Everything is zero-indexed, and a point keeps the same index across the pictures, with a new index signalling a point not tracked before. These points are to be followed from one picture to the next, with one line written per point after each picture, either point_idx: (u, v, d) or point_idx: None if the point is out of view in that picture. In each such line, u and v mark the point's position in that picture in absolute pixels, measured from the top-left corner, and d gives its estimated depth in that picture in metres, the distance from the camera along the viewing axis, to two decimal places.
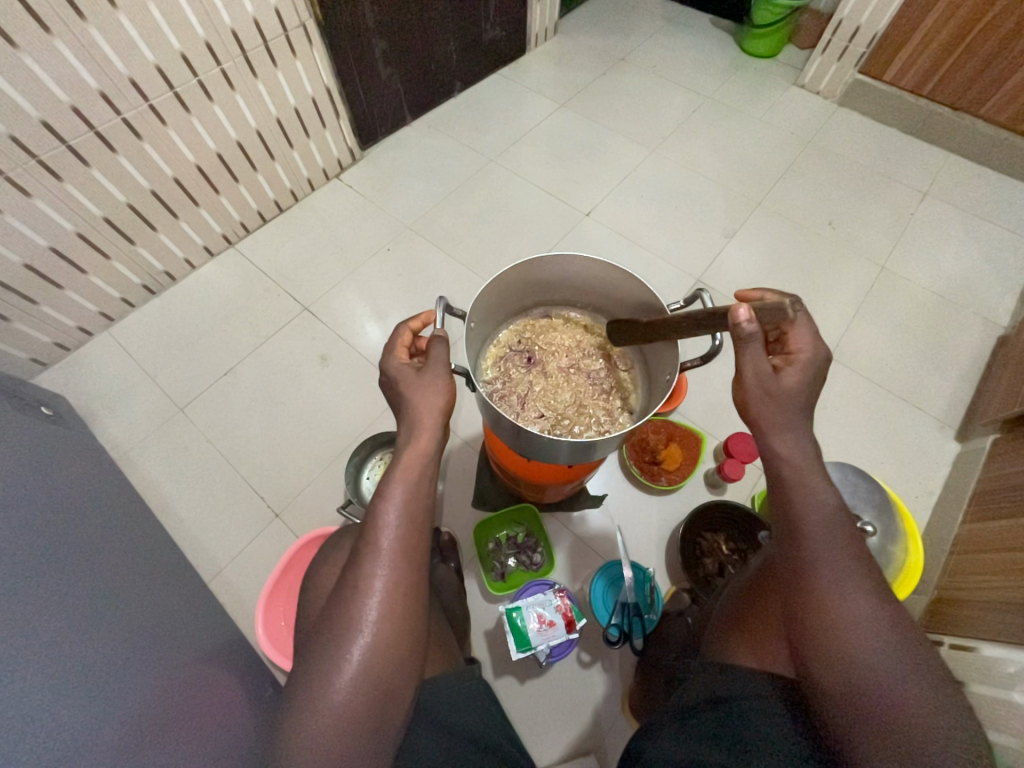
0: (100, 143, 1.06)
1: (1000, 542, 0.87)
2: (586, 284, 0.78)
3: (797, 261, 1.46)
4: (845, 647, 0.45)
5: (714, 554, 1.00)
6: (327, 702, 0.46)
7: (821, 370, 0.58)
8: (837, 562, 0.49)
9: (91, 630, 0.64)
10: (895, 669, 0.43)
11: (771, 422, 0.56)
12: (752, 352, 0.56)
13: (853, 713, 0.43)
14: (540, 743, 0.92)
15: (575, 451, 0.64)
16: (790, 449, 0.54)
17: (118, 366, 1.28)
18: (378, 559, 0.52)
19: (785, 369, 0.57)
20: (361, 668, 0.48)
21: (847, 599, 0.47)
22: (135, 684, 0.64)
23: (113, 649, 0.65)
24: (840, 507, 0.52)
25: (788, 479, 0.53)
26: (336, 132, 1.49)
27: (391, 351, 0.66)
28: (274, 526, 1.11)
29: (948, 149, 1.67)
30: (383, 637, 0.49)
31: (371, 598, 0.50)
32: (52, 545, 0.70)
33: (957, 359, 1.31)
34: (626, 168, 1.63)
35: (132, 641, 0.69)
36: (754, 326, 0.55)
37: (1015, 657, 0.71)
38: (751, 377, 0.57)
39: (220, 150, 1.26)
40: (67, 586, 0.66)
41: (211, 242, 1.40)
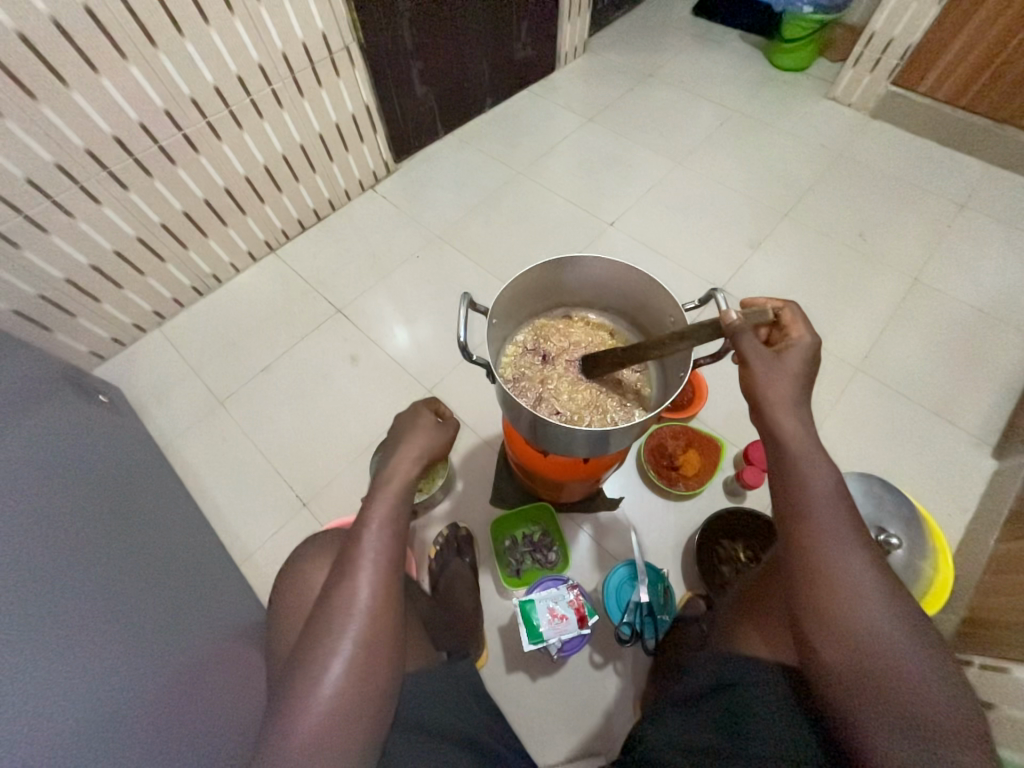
0: (161, 156, 1.16)
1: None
2: (605, 286, 0.81)
3: (825, 271, 1.44)
4: (854, 630, 0.47)
5: (732, 561, 0.99)
6: (319, 688, 0.48)
7: (814, 356, 0.60)
8: (836, 558, 0.49)
9: (125, 603, 0.68)
10: (897, 645, 0.45)
11: (780, 400, 0.56)
12: (750, 342, 0.58)
13: (866, 692, 0.45)
14: (550, 741, 0.93)
15: (591, 442, 0.67)
16: (795, 428, 0.55)
17: (166, 361, 1.38)
18: (362, 558, 0.55)
19: (783, 352, 0.60)
20: (348, 665, 0.50)
21: (848, 586, 0.48)
22: (161, 656, 0.68)
23: (144, 621, 0.69)
24: (839, 486, 0.52)
25: (796, 459, 0.53)
26: (373, 146, 1.58)
27: (422, 402, 0.74)
28: (301, 515, 1.17)
29: (988, 161, 1.62)
30: (373, 628, 0.52)
31: (360, 592, 0.53)
32: (95, 522, 0.75)
33: (995, 373, 1.26)
34: (652, 179, 1.66)
35: (163, 616, 0.74)
36: (745, 322, 0.59)
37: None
38: (754, 359, 0.58)
39: (266, 163, 1.35)
40: (107, 560, 0.71)
41: (255, 248, 1.49)
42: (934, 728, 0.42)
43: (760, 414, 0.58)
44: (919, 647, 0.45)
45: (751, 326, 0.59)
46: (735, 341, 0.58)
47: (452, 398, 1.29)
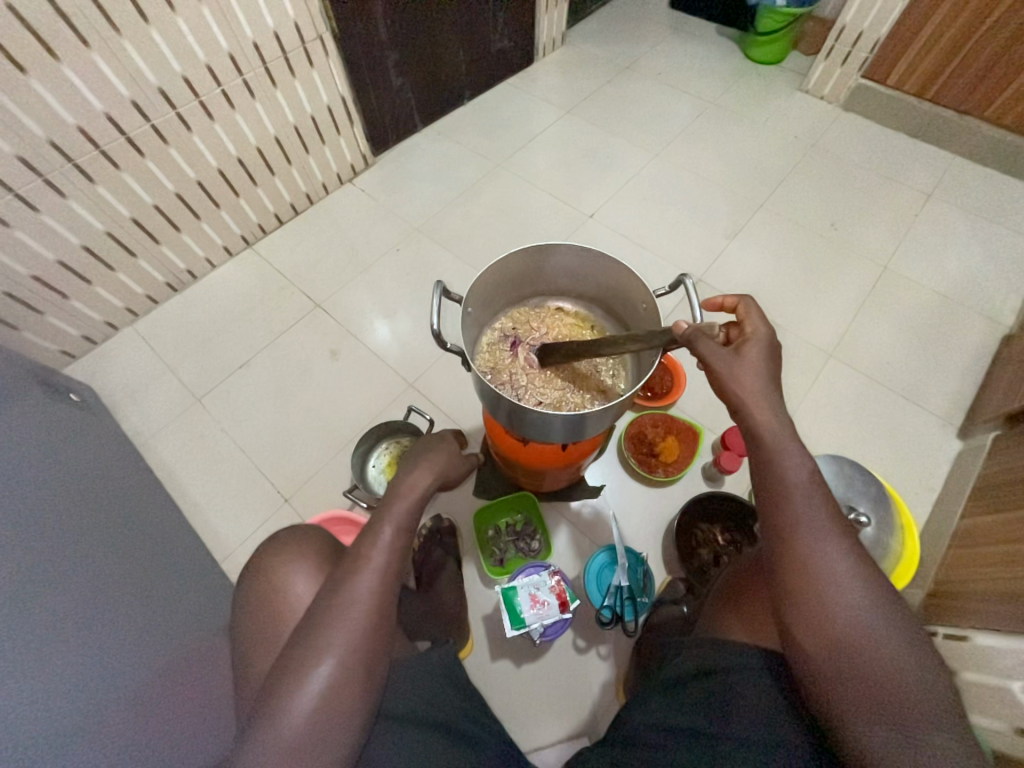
0: (129, 148, 1.14)
1: (1009, 532, 0.84)
2: (578, 274, 0.81)
3: (799, 260, 1.47)
4: (832, 613, 0.48)
5: (710, 544, 1.02)
6: (311, 685, 0.48)
7: (774, 346, 0.62)
8: (813, 548, 0.50)
9: (95, 607, 0.66)
10: (873, 627, 0.47)
11: (750, 393, 0.58)
12: (707, 347, 0.61)
13: (845, 674, 0.46)
14: (535, 725, 0.94)
15: (568, 427, 0.68)
16: (770, 420, 0.56)
17: (140, 359, 1.35)
18: (369, 560, 0.56)
19: (744, 345, 0.61)
20: (338, 667, 0.50)
21: (823, 571, 0.49)
22: (134, 661, 0.65)
23: (115, 625, 0.67)
24: (815, 476, 0.53)
25: (769, 452, 0.55)
26: (349, 138, 1.56)
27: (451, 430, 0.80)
28: (283, 511, 1.16)
29: (954, 152, 1.67)
30: (367, 631, 0.52)
31: (363, 593, 0.53)
32: (65, 521, 0.73)
33: (960, 357, 1.31)
34: (630, 171, 1.67)
35: (137, 619, 0.72)
36: (696, 328, 0.62)
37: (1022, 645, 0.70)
38: (715, 363, 0.60)
39: (240, 155, 1.33)
40: (77, 563, 0.69)
41: (230, 242, 1.47)
42: (904, 704, 0.43)
43: (733, 411, 0.59)
44: (894, 629, 0.46)
45: (705, 332, 0.61)
46: (692, 347, 0.61)
47: (434, 391, 1.29)
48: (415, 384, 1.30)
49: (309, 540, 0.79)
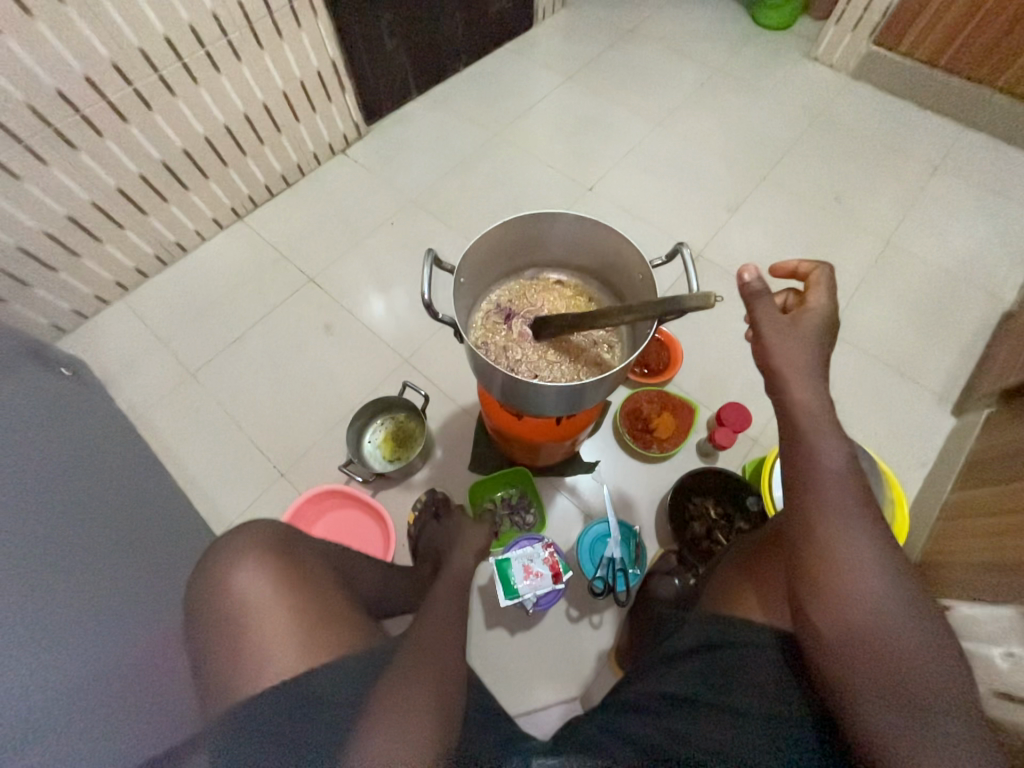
0: (112, 113, 1.10)
1: (999, 504, 0.85)
2: (574, 244, 0.79)
3: (800, 235, 1.45)
4: (851, 599, 0.47)
5: (703, 517, 1.03)
6: (414, 683, 0.52)
7: (832, 322, 0.59)
8: (840, 533, 0.49)
9: (72, 584, 0.64)
10: (894, 617, 0.46)
11: (795, 367, 0.55)
12: (766, 307, 0.57)
13: (860, 662, 0.45)
14: (528, 689, 0.97)
15: (563, 399, 0.67)
16: (808, 398, 0.54)
17: (133, 332, 1.33)
18: (439, 599, 0.67)
19: (801, 316, 0.58)
20: (436, 669, 0.55)
21: (845, 557, 0.48)
22: (108, 642, 0.63)
23: (94, 604, 0.65)
24: (846, 461, 0.52)
25: (806, 432, 0.53)
26: (341, 106, 1.51)
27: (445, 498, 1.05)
28: (279, 485, 1.16)
29: (964, 123, 1.62)
30: (449, 642, 0.60)
31: (442, 617, 0.63)
32: (57, 494, 0.72)
33: (959, 334, 1.30)
34: (631, 141, 1.62)
35: (117, 599, 0.70)
36: (761, 283, 0.58)
37: (1004, 613, 0.72)
38: (769, 325, 0.57)
39: (228, 123, 1.29)
40: (61, 536, 0.67)
41: (221, 214, 1.43)
42: (917, 695, 0.43)
43: (772, 381, 0.56)
44: (915, 620, 0.46)
45: (767, 292, 0.58)
46: (751, 306, 0.57)
47: (430, 367, 1.28)
48: (411, 360, 1.29)
49: (258, 530, 0.70)
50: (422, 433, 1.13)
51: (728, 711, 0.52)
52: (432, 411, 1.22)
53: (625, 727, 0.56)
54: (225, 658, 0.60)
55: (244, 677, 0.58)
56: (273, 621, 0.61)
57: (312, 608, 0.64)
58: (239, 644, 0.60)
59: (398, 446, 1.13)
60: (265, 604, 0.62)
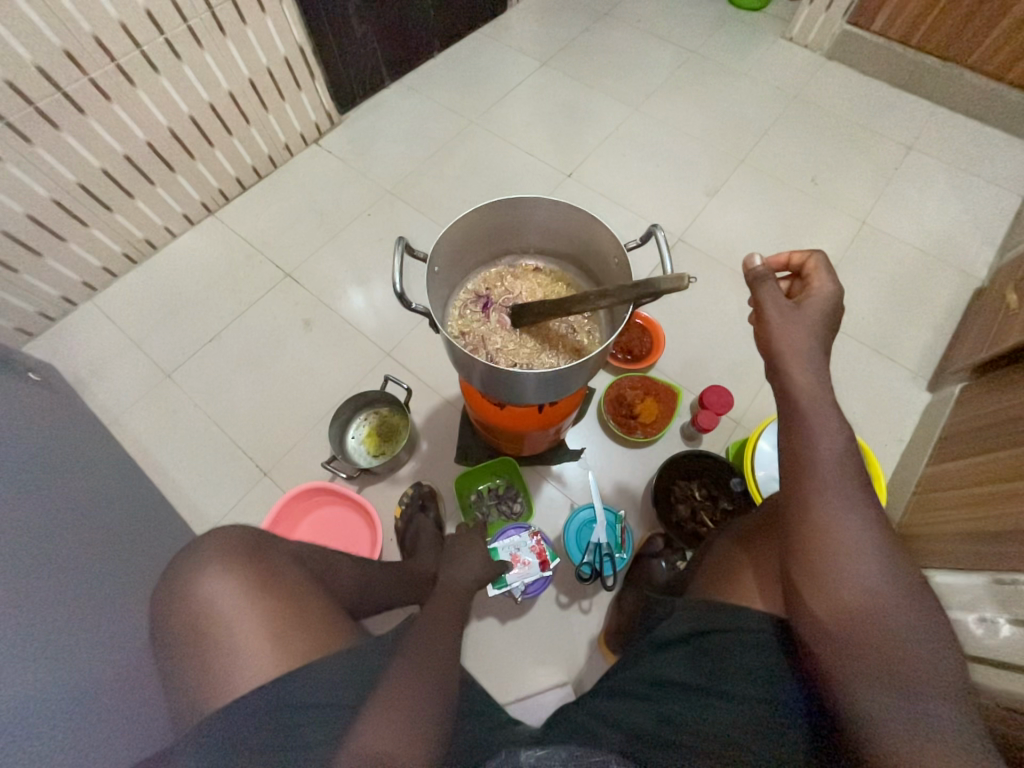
0: (68, 105, 1.05)
1: (973, 476, 0.88)
2: (549, 229, 0.78)
3: (779, 217, 1.45)
4: (847, 582, 0.47)
5: (687, 500, 1.05)
6: (402, 697, 0.53)
7: (836, 306, 0.59)
8: (835, 517, 0.50)
9: (36, 593, 0.61)
10: (891, 600, 0.46)
11: (793, 351, 0.56)
12: (769, 291, 0.60)
13: (856, 644, 0.45)
14: (519, 676, 0.98)
15: (542, 386, 0.67)
16: (810, 382, 0.54)
17: (103, 334, 1.29)
18: (439, 618, 0.68)
19: (806, 301, 0.59)
20: (428, 686, 0.56)
21: (842, 540, 0.49)
22: (73, 656, 0.61)
23: (59, 615, 0.62)
24: (847, 445, 0.52)
25: (809, 414, 0.53)
26: (312, 94, 1.46)
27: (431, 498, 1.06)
28: (262, 484, 1.14)
29: (936, 101, 1.64)
30: (442, 661, 0.61)
31: (437, 636, 0.64)
32: (27, 499, 0.70)
33: (933, 311, 1.32)
34: (610, 126, 1.61)
35: (87, 606, 0.67)
36: (767, 269, 0.61)
37: (977, 581, 0.75)
38: (772, 309, 0.59)
39: (193, 113, 1.24)
40: (29, 544, 0.65)
41: (191, 209, 1.39)
42: (914, 680, 0.43)
43: (773, 364, 0.57)
44: (914, 603, 0.46)
45: (771, 276, 0.60)
46: (754, 288, 0.60)
47: (412, 360, 1.27)
48: (393, 353, 1.28)
49: (235, 534, 0.69)
50: (406, 427, 1.11)
51: (718, 695, 0.52)
52: (416, 404, 1.21)
53: (618, 712, 0.56)
54: (195, 670, 0.59)
55: (218, 684, 0.57)
56: (245, 629, 0.60)
57: (291, 613, 0.63)
58: (209, 655, 0.59)
59: (382, 441, 1.12)
60: (234, 613, 0.61)
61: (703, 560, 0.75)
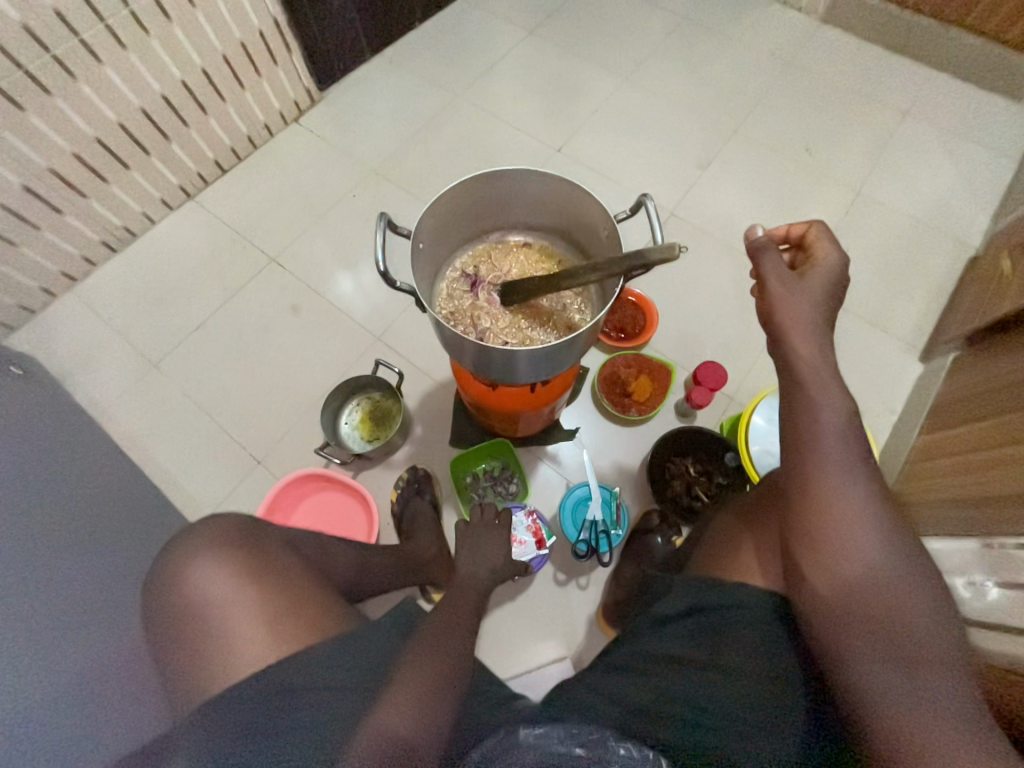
0: (31, 84, 1.01)
1: (966, 443, 0.88)
2: (538, 203, 0.76)
3: (772, 189, 1.43)
4: (848, 557, 0.47)
5: (682, 475, 1.05)
6: (421, 668, 0.54)
7: (841, 277, 0.58)
8: (837, 490, 0.49)
9: (18, 589, 0.61)
10: (891, 574, 0.46)
11: (794, 323, 0.55)
12: (771, 262, 0.59)
13: (854, 617, 0.45)
14: (519, 653, 1.00)
15: (533, 363, 0.66)
16: (811, 354, 0.54)
17: (86, 325, 1.27)
18: (455, 599, 0.69)
19: (808, 274, 0.58)
20: (442, 657, 0.56)
21: (843, 516, 0.48)
22: (64, 648, 0.61)
23: (48, 609, 0.62)
24: (848, 419, 0.52)
25: (812, 387, 0.53)
26: (289, 69, 1.40)
27: (426, 480, 1.06)
28: (256, 473, 1.14)
29: (934, 65, 1.60)
30: (455, 634, 0.61)
31: (449, 612, 0.64)
32: (12, 493, 0.68)
33: (927, 281, 1.31)
34: (599, 98, 1.56)
35: (79, 596, 0.67)
36: (769, 240, 0.60)
37: (967, 546, 0.76)
38: (774, 281, 0.58)
39: (165, 92, 1.19)
40: (22, 540, 0.65)
41: (169, 194, 1.35)
42: (911, 653, 0.43)
43: (774, 336, 0.57)
44: (913, 577, 0.46)
45: (772, 247, 0.59)
46: (756, 259, 0.59)
47: (403, 344, 1.25)
48: (383, 338, 1.26)
49: (225, 521, 0.69)
50: (399, 411, 1.10)
51: (718, 670, 0.53)
52: (409, 388, 1.20)
53: (620, 690, 0.58)
54: (191, 656, 0.59)
55: (216, 669, 0.57)
56: (240, 614, 0.60)
57: (286, 597, 0.63)
58: (204, 644, 0.59)
59: (376, 426, 1.11)
60: (227, 600, 0.61)
61: (701, 536, 0.75)
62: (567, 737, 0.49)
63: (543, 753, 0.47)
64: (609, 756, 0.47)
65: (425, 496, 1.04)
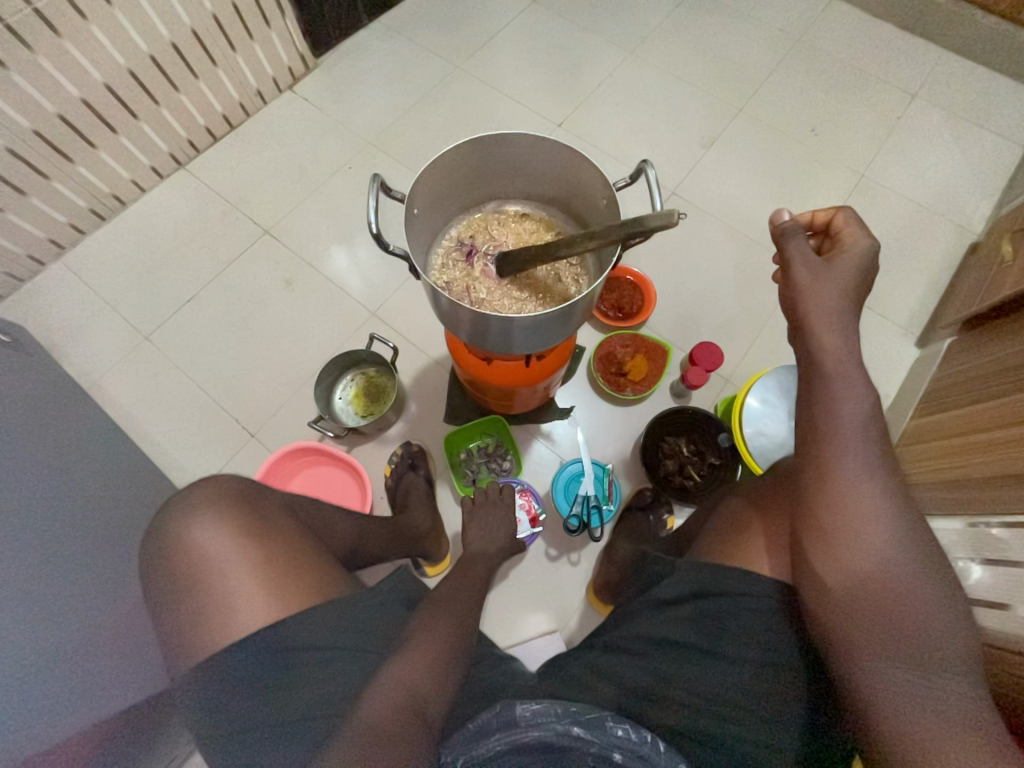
0: (12, 39, 0.96)
1: (955, 426, 0.89)
2: (536, 171, 0.75)
3: (776, 170, 1.40)
4: (860, 553, 0.47)
5: (675, 455, 1.06)
6: (427, 641, 0.55)
7: (870, 262, 0.57)
8: (853, 485, 0.49)
9: (16, 544, 0.61)
10: (904, 573, 0.46)
11: (817, 305, 0.55)
12: (799, 246, 0.58)
13: (863, 613, 0.45)
14: (511, 626, 1.01)
15: (527, 332, 0.65)
16: (825, 335, 0.53)
17: (74, 295, 1.24)
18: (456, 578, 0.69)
19: (835, 259, 0.57)
20: (444, 634, 0.57)
21: (859, 511, 0.48)
22: (63, 611, 0.63)
23: (46, 568, 0.63)
24: (869, 410, 0.51)
25: (827, 372, 0.52)
26: (282, 33, 1.36)
27: (419, 454, 1.07)
28: (249, 446, 1.13)
29: (946, 46, 1.56)
30: (455, 611, 0.61)
31: (451, 592, 0.65)
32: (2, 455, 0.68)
33: (928, 267, 1.30)
34: (603, 72, 1.52)
35: (74, 561, 0.68)
36: (796, 224, 0.60)
37: (954, 526, 0.78)
38: (800, 265, 0.57)
39: (153, 53, 1.15)
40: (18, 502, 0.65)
41: (159, 161, 1.32)
42: (918, 654, 0.43)
43: (796, 320, 0.56)
44: (926, 577, 0.45)
45: (800, 231, 0.59)
46: (782, 243, 0.59)
47: (398, 319, 1.24)
48: (378, 313, 1.24)
49: (225, 482, 0.69)
50: (393, 386, 1.10)
51: (716, 656, 0.53)
52: (403, 364, 1.19)
53: (613, 668, 0.58)
54: (188, 619, 0.59)
55: (212, 629, 0.57)
56: (238, 574, 0.60)
57: (284, 561, 0.62)
58: (200, 605, 0.59)
59: (370, 401, 1.11)
60: (224, 560, 0.61)
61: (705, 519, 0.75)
62: (565, 716, 0.49)
63: (542, 733, 0.47)
64: (609, 739, 0.47)
65: (417, 469, 1.05)
